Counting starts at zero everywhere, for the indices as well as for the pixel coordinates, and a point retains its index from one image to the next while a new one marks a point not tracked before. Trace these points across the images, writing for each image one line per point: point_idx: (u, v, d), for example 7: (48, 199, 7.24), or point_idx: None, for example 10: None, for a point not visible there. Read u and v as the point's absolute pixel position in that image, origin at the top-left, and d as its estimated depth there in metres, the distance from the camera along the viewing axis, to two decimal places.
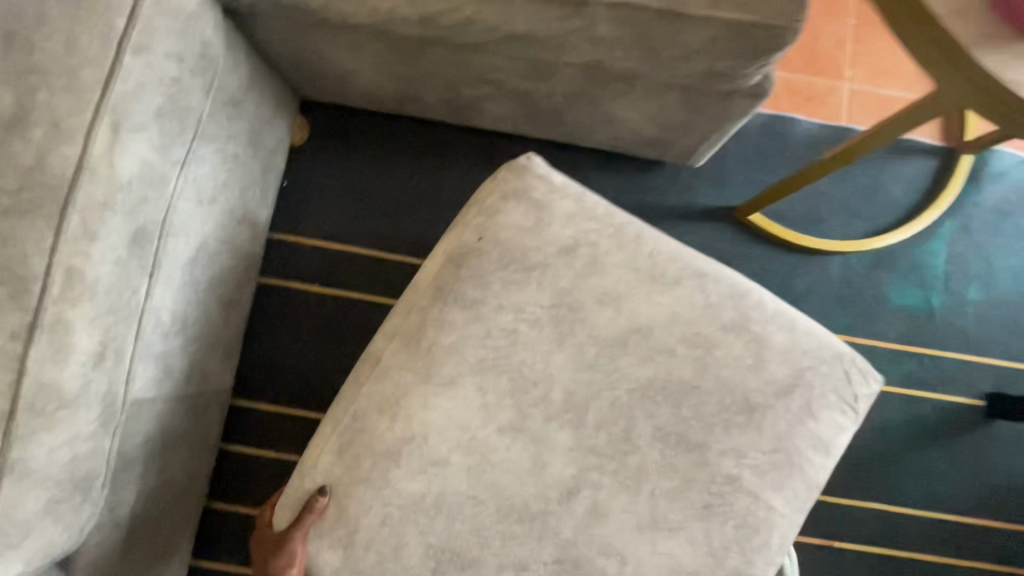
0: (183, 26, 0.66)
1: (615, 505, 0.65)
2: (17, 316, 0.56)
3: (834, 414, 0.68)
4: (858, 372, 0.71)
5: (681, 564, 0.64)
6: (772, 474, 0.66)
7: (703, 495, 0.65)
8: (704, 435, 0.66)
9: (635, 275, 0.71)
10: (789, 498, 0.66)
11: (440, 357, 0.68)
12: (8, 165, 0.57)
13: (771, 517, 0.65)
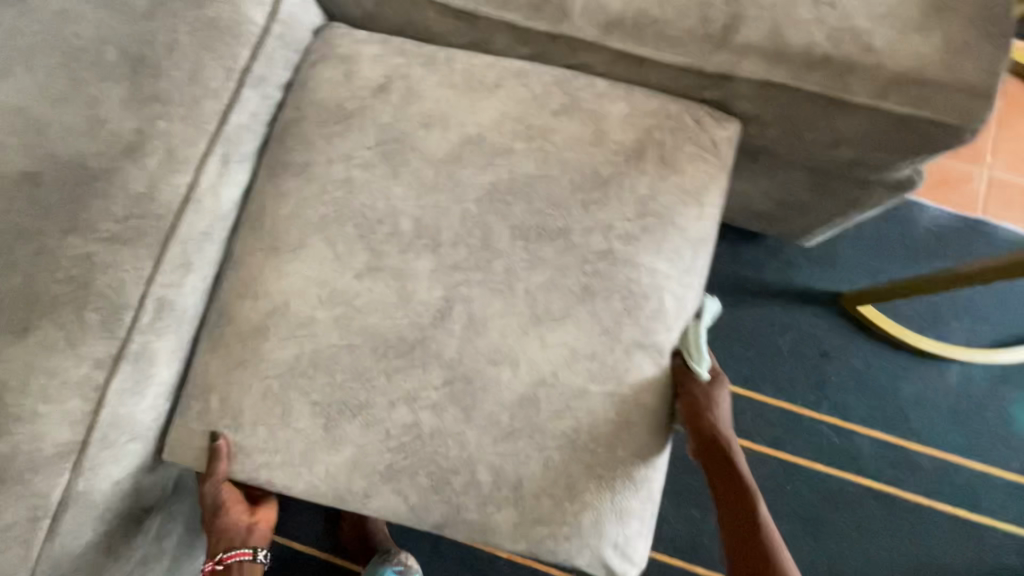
0: (290, 55, 0.65)
1: (490, 312, 0.58)
2: (101, 342, 0.54)
3: (696, 170, 0.62)
4: (717, 117, 0.63)
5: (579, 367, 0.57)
6: (644, 238, 0.60)
7: (579, 277, 0.58)
8: (565, 224, 0.59)
9: (454, 90, 0.62)
10: (665, 259, 0.60)
11: (284, 223, 0.61)
12: (116, 189, 0.55)
13: (660, 285, 0.59)
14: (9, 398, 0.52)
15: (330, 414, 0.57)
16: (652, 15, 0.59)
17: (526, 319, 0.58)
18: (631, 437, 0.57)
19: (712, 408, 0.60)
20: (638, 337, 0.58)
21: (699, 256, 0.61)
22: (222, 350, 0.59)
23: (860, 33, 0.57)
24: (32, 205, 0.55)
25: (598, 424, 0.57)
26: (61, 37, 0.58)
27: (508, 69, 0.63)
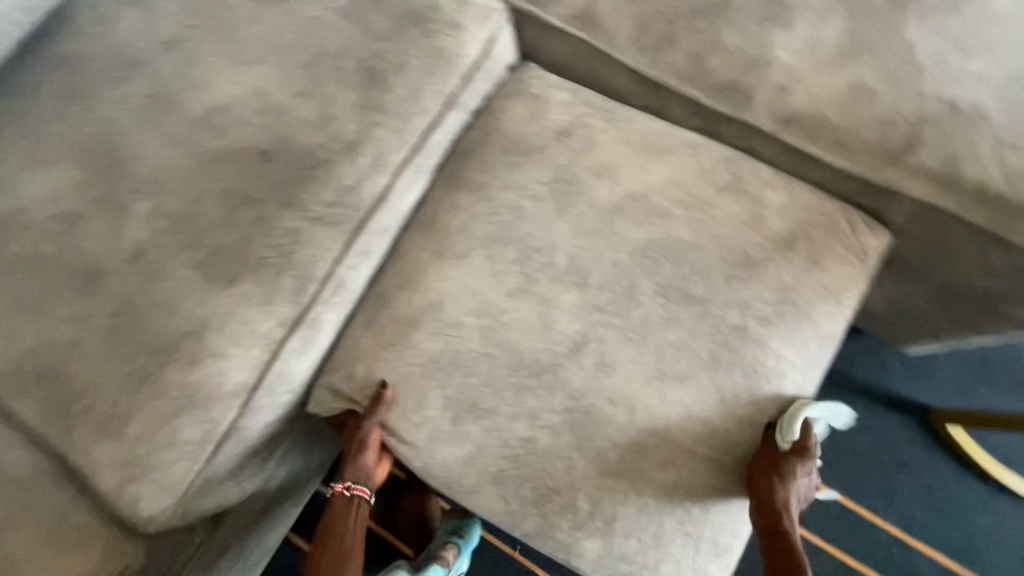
0: (486, 87, 0.72)
1: (623, 357, 0.62)
2: (288, 305, 0.62)
3: (841, 270, 0.64)
4: (868, 224, 0.66)
5: (695, 425, 0.60)
6: (780, 323, 0.62)
7: (712, 344, 0.62)
8: (710, 294, 0.63)
9: (630, 149, 0.67)
10: (796, 347, 0.62)
11: (453, 235, 0.67)
12: (330, 178, 0.64)
13: (784, 371, 0.62)
14: (209, 335, 0.60)
15: (459, 410, 0.62)
16: (832, 121, 0.63)
17: (654, 371, 0.61)
18: (726, 510, 0.60)
19: (788, 477, 0.57)
20: (753, 412, 0.61)
21: (826, 351, 0.64)
22: (375, 332, 0.66)
23: None
24: (261, 178, 0.64)
25: (702, 486, 0.59)
26: (310, 41, 0.68)
27: (682, 140, 0.67)
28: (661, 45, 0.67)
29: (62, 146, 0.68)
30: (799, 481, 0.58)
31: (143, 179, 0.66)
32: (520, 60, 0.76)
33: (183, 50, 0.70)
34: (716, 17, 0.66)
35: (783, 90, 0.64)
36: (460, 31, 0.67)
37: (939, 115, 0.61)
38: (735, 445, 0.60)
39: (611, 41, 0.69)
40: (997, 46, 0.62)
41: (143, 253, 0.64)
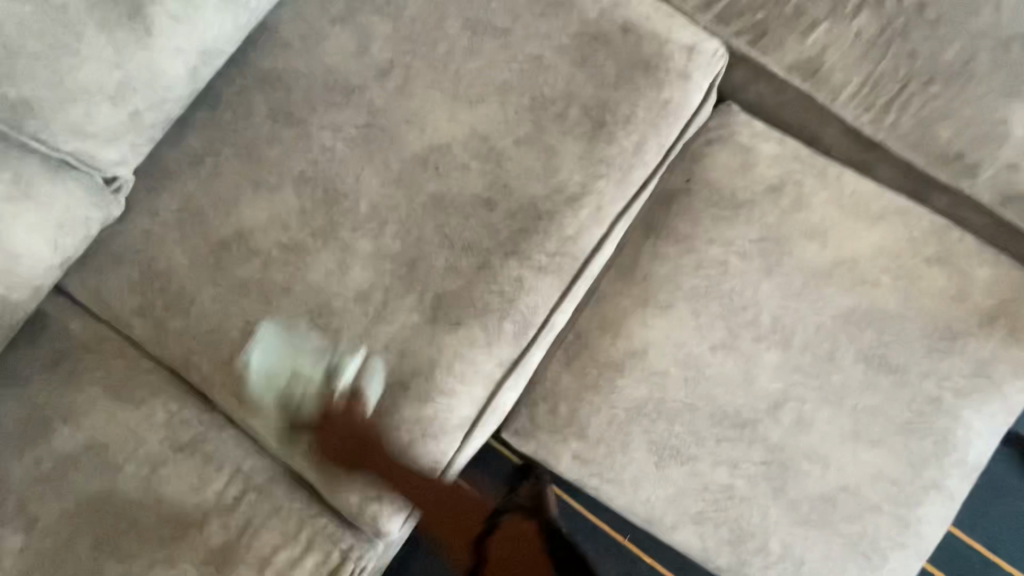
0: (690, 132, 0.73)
1: (819, 416, 0.67)
2: (509, 348, 0.66)
3: None
4: None
5: (880, 482, 0.66)
6: (973, 396, 0.66)
7: (905, 412, 0.66)
8: (908, 363, 0.66)
9: (839, 212, 0.69)
10: (985, 420, 0.66)
11: (657, 285, 0.70)
12: (553, 229, 0.66)
13: (969, 441, 0.66)
14: (440, 374, 0.65)
15: (662, 455, 0.68)
16: None
17: (848, 432, 0.66)
18: (903, 560, 0.66)
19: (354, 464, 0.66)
20: (934, 474, 0.66)
21: (1008, 423, 0.68)
22: (578, 372, 0.71)
23: None
24: (487, 225, 0.66)
25: (883, 539, 0.66)
26: (532, 82, 0.68)
27: (892, 206, 0.68)
28: (887, 107, 0.66)
29: (280, 170, 0.70)
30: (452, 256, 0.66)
31: (364, 211, 0.68)
32: (722, 100, 0.75)
33: (398, 78, 0.70)
34: (953, 85, 0.64)
35: (1012, 167, 0.64)
36: (684, 82, 0.67)
37: None
38: (915, 503, 0.66)
39: (832, 96, 0.68)
40: None
41: (369, 287, 0.67)
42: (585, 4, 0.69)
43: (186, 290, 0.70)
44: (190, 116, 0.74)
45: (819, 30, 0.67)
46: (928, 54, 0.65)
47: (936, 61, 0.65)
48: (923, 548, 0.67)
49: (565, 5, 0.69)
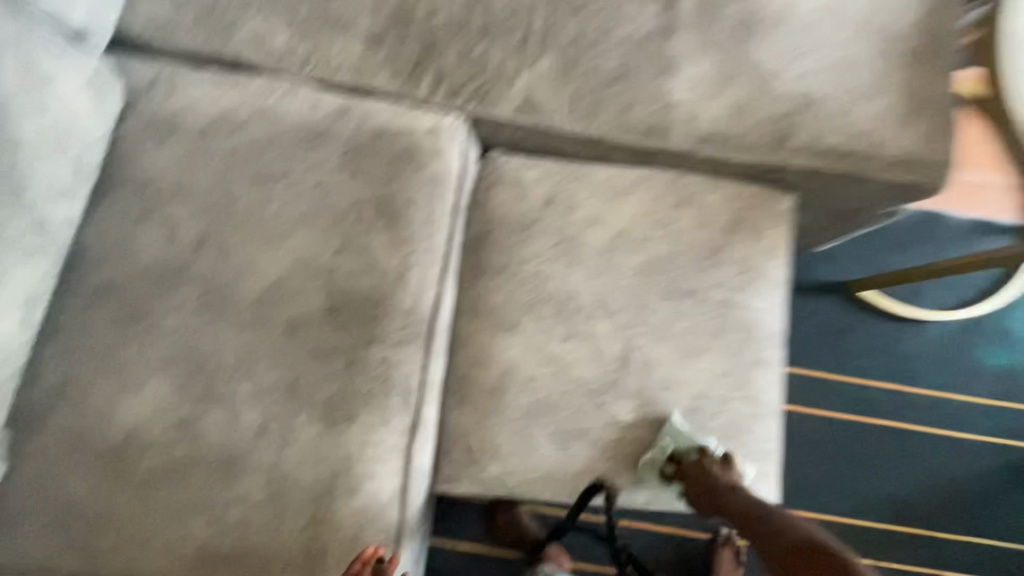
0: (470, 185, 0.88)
1: (656, 351, 0.84)
2: (404, 418, 0.77)
3: (772, 230, 0.89)
4: (774, 192, 0.91)
5: (717, 377, 0.84)
6: (748, 284, 0.87)
7: (711, 318, 0.85)
8: (695, 284, 0.86)
9: (599, 198, 0.87)
10: (764, 297, 0.87)
11: (499, 312, 0.85)
12: (394, 310, 0.78)
13: (761, 318, 0.87)
14: (356, 466, 0.74)
15: (561, 438, 0.81)
16: (729, 132, 0.86)
17: (680, 353, 0.84)
18: (761, 422, 0.85)
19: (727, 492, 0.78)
20: (751, 352, 0.85)
21: (782, 290, 0.89)
22: (470, 407, 0.83)
23: (866, 133, 0.85)
24: (341, 331, 0.77)
25: (739, 415, 0.84)
26: (325, 204, 0.80)
27: (633, 179, 0.88)
28: (592, 112, 0.86)
29: (142, 366, 0.77)
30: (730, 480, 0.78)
31: (233, 367, 0.76)
32: (485, 151, 0.92)
33: (213, 246, 0.79)
34: (625, 82, 0.86)
35: (689, 121, 0.86)
36: (441, 154, 0.82)
37: (795, 109, 0.85)
38: (748, 378, 0.85)
39: (554, 119, 0.86)
40: (815, 45, 0.87)
41: (266, 425, 0.75)
42: (339, 127, 0.82)
43: (99, 510, 0.73)
44: (35, 357, 0.78)
45: (520, 78, 0.86)
46: (599, 68, 0.86)
47: (606, 70, 0.86)
48: (772, 406, 0.86)
49: (324, 135, 0.82)
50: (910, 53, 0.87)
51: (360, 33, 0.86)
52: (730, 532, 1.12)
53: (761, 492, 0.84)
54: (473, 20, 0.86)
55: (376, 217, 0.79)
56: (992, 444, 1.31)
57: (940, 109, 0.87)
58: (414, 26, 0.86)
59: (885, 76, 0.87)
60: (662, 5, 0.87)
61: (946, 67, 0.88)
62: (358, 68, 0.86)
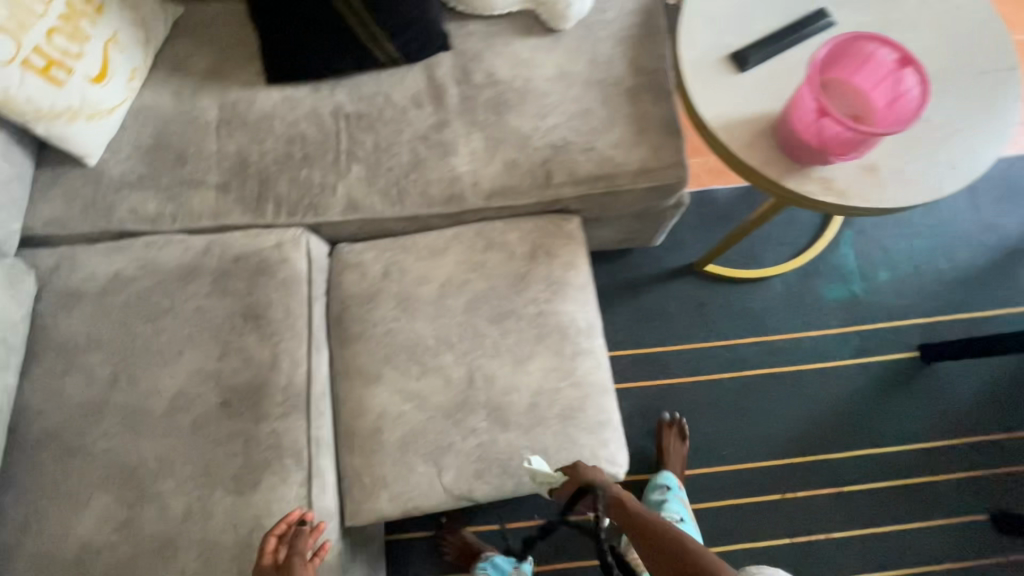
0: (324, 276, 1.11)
1: (494, 366, 1.04)
2: (300, 473, 0.96)
3: (566, 247, 1.12)
4: (563, 218, 1.14)
5: (549, 372, 1.04)
6: (556, 294, 1.09)
7: (532, 328, 1.06)
8: (513, 305, 1.07)
9: (425, 259, 1.10)
10: (573, 300, 1.09)
11: (365, 368, 1.05)
12: (274, 390, 0.98)
13: (573, 318, 1.08)
14: (266, 522, 0.92)
15: (434, 455, 1.00)
16: (508, 183, 1.10)
17: (514, 361, 1.05)
18: (596, 398, 1.04)
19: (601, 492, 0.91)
20: (572, 345, 1.06)
21: (588, 291, 1.11)
22: (358, 451, 1.02)
23: (610, 158, 1.10)
24: (235, 418, 0.97)
25: (574, 398, 1.03)
26: (205, 322, 1.01)
27: (448, 237, 1.11)
28: (401, 196, 1.10)
29: (84, 488, 0.95)
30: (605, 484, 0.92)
31: (156, 469, 0.95)
32: (333, 245, 1.15)
33: (125, 379, 1.00)
34: (419, 169, 1.10)
35: (476, 183, 1.10)
36: (288, 260, 1.05)
37: (553, 155, 1.10)
38: (575, 366, 1.05)
39: (374, 210, 1.10)
40: (555, 103, 1.12)
41: (189, 509, 0.93)
42: (206, 260, 1.05)
43: None
44: None
45: (340, 187, 1.10)
46: (397, 163, 1.10)
47: (404, 164, 1.10)
48: (603, 383, 1.05)
49: (195, 269, 1.05)
50: (630, 90, 1.14)
51: (211, 186, 1.11)
52: (674, 416, 1.41)
53: (610, 455, 1.02)
54: (293, 153, 1.11)
55: (247, 321, 1.01)
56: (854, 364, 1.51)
57: (663, 124, 1.12)
58: (251, 169, 1.11)
59: (615, 112, 1.12)
60: (434, 105, 1.13)
61: (660, 92, 1.14)
62: (215, 211, 1.10)
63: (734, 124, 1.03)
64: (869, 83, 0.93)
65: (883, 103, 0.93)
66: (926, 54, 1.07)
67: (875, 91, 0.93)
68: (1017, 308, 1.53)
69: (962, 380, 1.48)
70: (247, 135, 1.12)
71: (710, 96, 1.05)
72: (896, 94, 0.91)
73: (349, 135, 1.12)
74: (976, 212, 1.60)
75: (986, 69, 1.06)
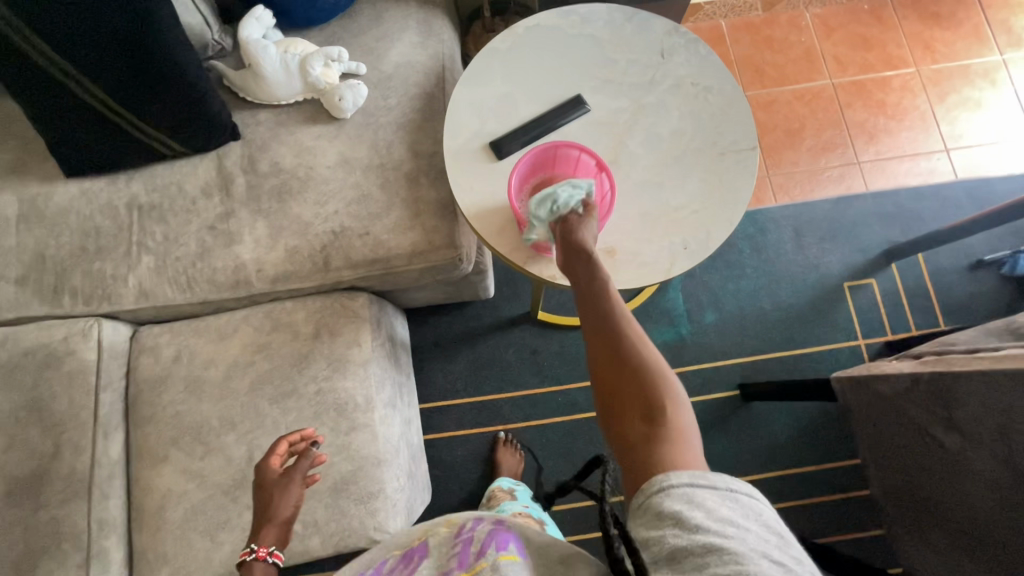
0: (120, 361, 1.18)
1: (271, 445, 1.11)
2: (79, 555, 1.03)
3: (348, 325, 1.19)
4: (350, 296, 1.21)
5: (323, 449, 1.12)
6: (336, 371, 1.16)
7: (311, 406, 1.13)
8: (294, 385, 1.14)
9: (214, 343, 1.18)
10: (352, 377, 1.16)
11: (153, 450, 1.12)
12: (57, 478, 1.06)
13: (351, 395, 1.15)
14: None
15: (211, 532, 1.08)
16: (290, 269, 1.17)
17: None
18: (368, 471, 1.12)
19: (579, 240, 0.93)
20: (348, 421, 1.13)
21: (370, 366, 1.18)
22: (145, 529, 1.10)
23: (385, 242, 1.17)
24: (18, 505, 1.05)
25: (345, 471, 1.11)
26: None
27: (237, 321, 1.19)
28: (189, 284, 1.17)
29: None
30: (588, 238, 0.94)
31: None
32: (136, 330, 1.23)
33: None
34: (205, 258, 1.17)
35: (259, 270, 1.17)
36: (77, 352, 1.13)
37: (331, 241, 1.17)
38: (349, 441, 1.13)
39: (164, 298, 1.17)
40: (335, 190, 1.19)
41: None
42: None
43: None
44: None
45: (131, 277, 1.17)
46: (185, 253, 1.18)
47: (191, 253, 1.17)
48: (375, 457, 1.13)
49: None
50: (408, 173, 1.20)
51: (10, 280, 1.17)
52: (505, 433, 1.54)
53: (378, 523, 1.10)
54: (88, 246, 1.18)
55: (34, 413, 1.09)
56: None
57: (437, 206, 1.19)
58: (47, 263, 1.18)
59: (392, 196, 1.19)
60: (222, 195, 1.20)
61: (435, 175, 1.20)
62: (13, 304, 1.17)
63: (486, 212, 1.10)
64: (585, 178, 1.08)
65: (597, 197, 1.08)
66: (672, 136, 1.15)
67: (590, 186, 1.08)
68: (834, 344, 1.62)
69: (778, 417, 1.56)
70: (45, 229, 1.19)
71: (466, 185, 1.11)
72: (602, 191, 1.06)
73: (142, 226, 1.19)
74: (800, 253, 1.69)
75: (728, 149, 1.14)
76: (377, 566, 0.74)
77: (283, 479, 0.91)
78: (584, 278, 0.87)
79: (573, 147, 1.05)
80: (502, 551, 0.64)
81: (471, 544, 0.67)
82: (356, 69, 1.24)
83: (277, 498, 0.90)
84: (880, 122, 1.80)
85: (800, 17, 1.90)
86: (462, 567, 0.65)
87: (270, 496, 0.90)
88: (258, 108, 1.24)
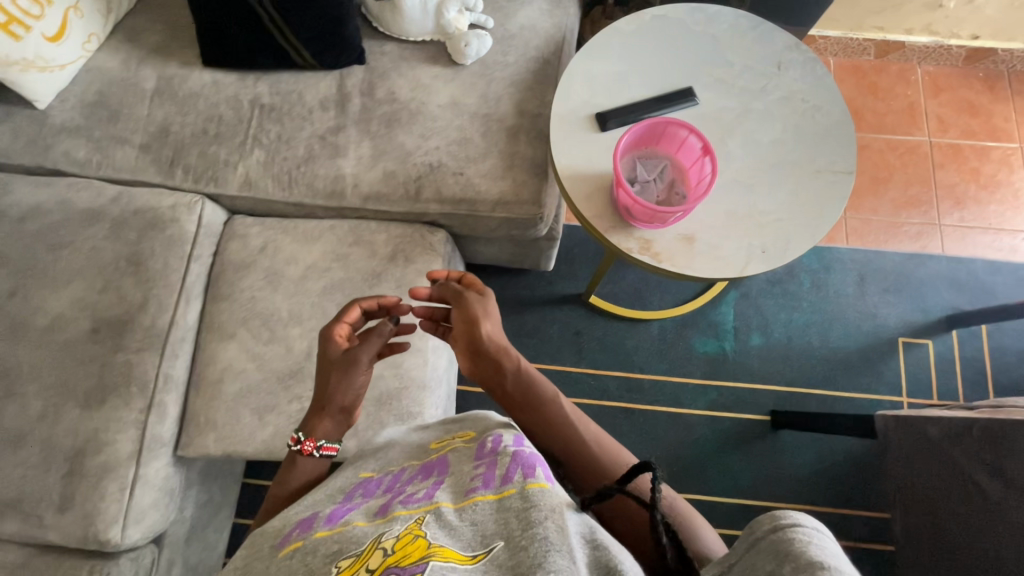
0: (212, 240, 1.27)
1: None
2: (142, 401, 1.12)
3: (423, 255, 1.24)
4: (430, 230, 1.28)
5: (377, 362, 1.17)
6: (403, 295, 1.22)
7: None
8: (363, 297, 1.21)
9: (298, 242, 1.25)
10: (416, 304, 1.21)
11: (224, 325, 1.21)
12: (137, 328, 1.15)
13: None
14: (102, 435, 1.09)
15: (260, 411, 1.15)
16: (382, 191, 1.24)
17: None
18: (412, 392, 1.17)
19: (484, 330, 0.99)
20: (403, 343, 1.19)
21: None
22: (201, 394, 1.18)
23: (475, 185, 1.23)
24: (99, 344, 1.14)
25: (392, 387, 1.17)
26: (96, 261, 1.19)
27: (324, 228, 1.26)
28: (289, 184, 1.25)
29: None
30: (490, 320, 1.01)
31: (24, 373, 1.12)
32: (229, 217, 1.32)
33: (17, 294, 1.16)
34: (309, 163, 1.25)
35: (355, 185, 1.24)
36: (179, 221, 1.22)
37: (426, 173, 1.24)
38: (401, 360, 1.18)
39: (264, 192, 1.26)
40: (441, 128, 1.26)
41: (41, 413, 1.10)
42: (112, 208, 1.22)
43: None
44: None
45: (240, 166, 1.26)
46: (293, 156, 1.26)
47: (298, 157, 1.26)
48: (420, 382, 1.18)
49: (101, 214, 1.22)
50: (510, 128, 1.26)
51: (134, 145, 1.28)
52: None
53: None
54: (209, 130, 1.28)
55: (131, 265, 1.18)
56: (706, 416, 1.60)
57: (530, 163, 1.24)
58: (170, 137, 1.28)
59: (491, 144, 1.25)
60: (337, 111, 1.28)
61: (535, 134, 1.25)
62: (132, 168, 1.27)
63: (579, 176, 1.15)
64: (687, 161, 1.13)
65: (692, 181, 1.13)
66: (772, 145, 1.17)
67: (690, 169, 1.12)
68: (876, 395, 1.61)
69: (804, 452, 1.56)
70: (174, 106, 1.29)
71: (566, 147, 1.16)
72: (699, 178, 1.11)
73: (259, 123, 1.28)
74: (861, 298, 1.69)
75: (822, 169, 1.16)
76: (397, 472, 0.76)
77: (347, 360, 0.97)
78: (506, 379, 0.97)
79: (682, 130, 1.09)
80: (531, 479, 0.61)
81: (496, 467, 0.65)
82: (484, 23, 1.31)
83: (337, 386, 0.96)
84: (970, 190, 1.78)
85: (911, 71, 1.89)
86: (487, 488, 0.62)
87: (335, 378, 0.97)
88: (386, 40, 1.33)
